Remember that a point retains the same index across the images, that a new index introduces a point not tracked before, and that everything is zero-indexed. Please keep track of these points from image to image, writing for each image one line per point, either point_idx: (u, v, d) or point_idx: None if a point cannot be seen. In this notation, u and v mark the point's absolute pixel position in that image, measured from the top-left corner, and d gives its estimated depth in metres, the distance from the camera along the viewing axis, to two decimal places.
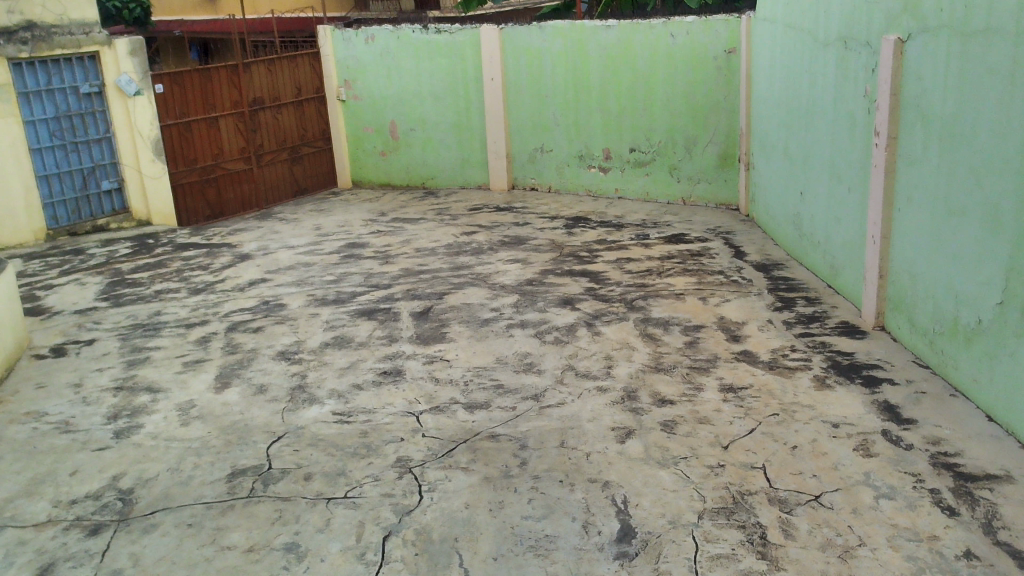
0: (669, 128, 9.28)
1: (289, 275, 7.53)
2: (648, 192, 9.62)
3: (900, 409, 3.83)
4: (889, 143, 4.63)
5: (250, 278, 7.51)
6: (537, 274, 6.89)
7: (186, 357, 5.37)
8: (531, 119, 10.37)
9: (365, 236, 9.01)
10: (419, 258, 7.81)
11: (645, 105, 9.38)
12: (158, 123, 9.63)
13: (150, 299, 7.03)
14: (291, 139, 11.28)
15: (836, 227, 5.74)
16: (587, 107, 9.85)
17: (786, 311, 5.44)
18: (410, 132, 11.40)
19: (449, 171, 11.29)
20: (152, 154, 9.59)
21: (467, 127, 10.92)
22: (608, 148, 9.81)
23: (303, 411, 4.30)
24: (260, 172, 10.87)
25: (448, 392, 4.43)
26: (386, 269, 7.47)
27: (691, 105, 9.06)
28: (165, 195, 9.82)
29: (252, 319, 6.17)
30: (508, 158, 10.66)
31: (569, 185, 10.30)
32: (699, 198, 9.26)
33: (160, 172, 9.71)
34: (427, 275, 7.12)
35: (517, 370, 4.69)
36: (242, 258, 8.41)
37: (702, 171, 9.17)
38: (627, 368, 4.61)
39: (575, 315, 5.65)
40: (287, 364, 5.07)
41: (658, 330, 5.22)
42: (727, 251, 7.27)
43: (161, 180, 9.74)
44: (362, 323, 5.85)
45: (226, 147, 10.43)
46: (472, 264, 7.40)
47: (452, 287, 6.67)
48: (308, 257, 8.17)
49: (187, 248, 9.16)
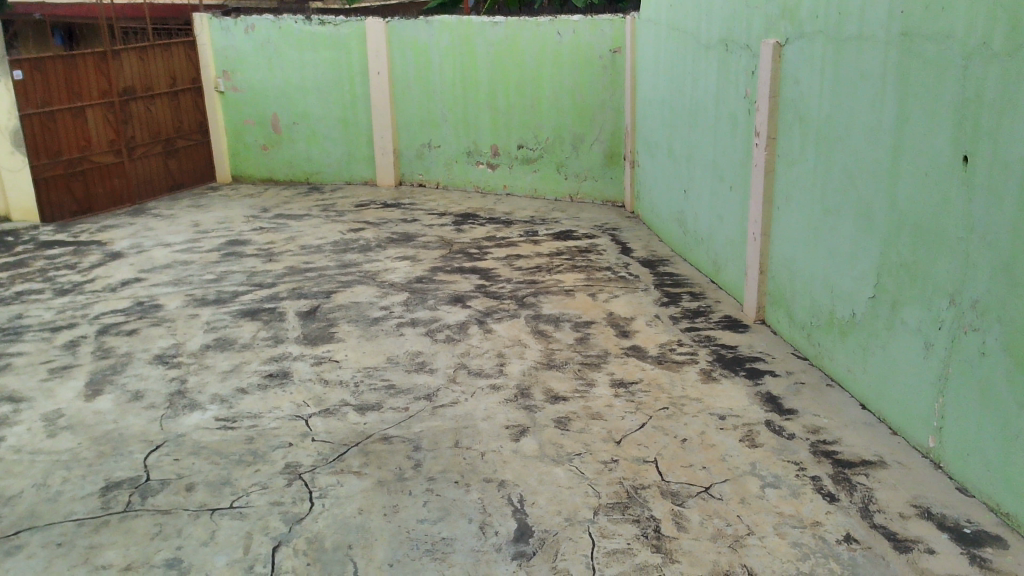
0: (556, 126, 9.37)
1: (165, 274, 7.17)
2: (536, 189, 9.68)
3: (782, 400, 3.98)
4: (769, 144, 4.81)
5: (122, 278, 7.11)
6: (427, 271, 6.82)
7: (52, 363, 5.03)
8: (419, 114, 10.27)
9: (247, 232, 8.70)
10: (304, 255, 7.59)
11: (532, 102, 9.44)
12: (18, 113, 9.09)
13: (9, 302, 6.55)
14: (165, 132, 10.82)
15: (718, 224, 5.93)
16: (475, 103, 9.82)
17: (671, 306, 5.57)
18: (293, 126, 11.09)
19: (335, 166, 11.05)
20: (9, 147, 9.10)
21: (353, 121, 10.71)
22: (497, 144, 9.81)
23: (182, 418, 4.09)
24: (132, 165, 10.42)
25: (338, 394, 4.31)
26: (270, 267, 7.23)
27: (578, 104, 9.17)
28: (25, 191, 9.35)
29: (125, 321, 5.84)
30: (396, 153, 10.52)
31: (457, 181, 10.25)
32: (586, 195, 9.38)
33: (19, 166, 9.21)
34: (314, 273, 6.92)
35: (408, 370, 4.61)
36: (113, 256, 7.97)
37: (589, 168, 9.29)
38: (520, 365, 4.61)
39: (466, 313, 5.62)
40: (165, 368, 4.82)
41: (549, 327, 5.25)
42: (613, 247, 7.41)
43: (21, 175, 9.26)
44: (246, 324, 5.63)
45: (94, 138, 9.91)
46: (360, 262, 7.25)
47: (340, 285, 6.52)
48: (185, 255, 7.81)
49: (51, 246, 8.60)
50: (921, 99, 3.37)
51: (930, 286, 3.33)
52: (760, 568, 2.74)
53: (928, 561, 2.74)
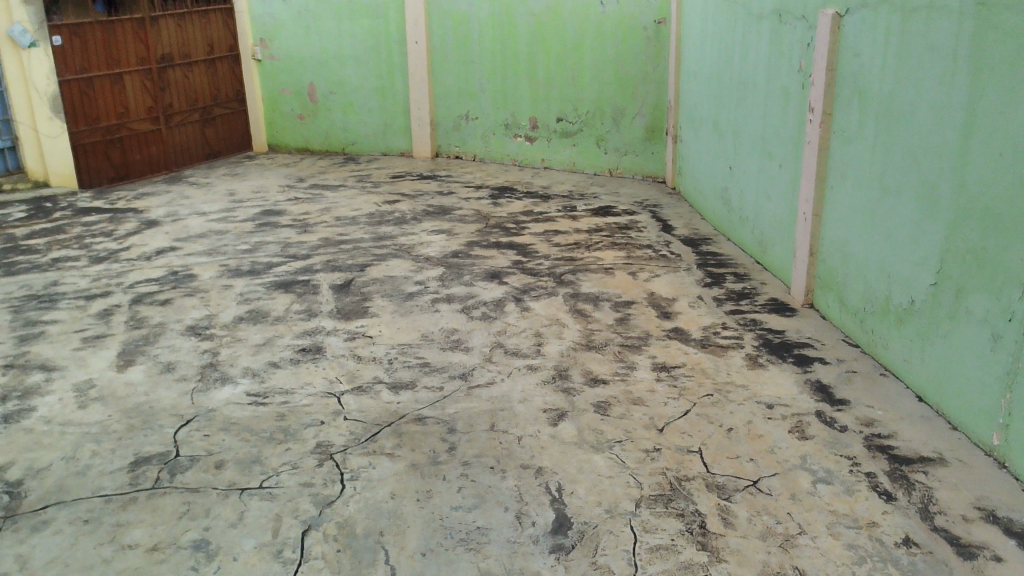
0: (597, 99, 9.13)
1: (200, 243, 7.12)
2: (575, 163, 9.48)
3: (833, 389, 3.80)
4: (824, 119, 4.57)
5: (157, 247, 7.07)
6: (463, 246, 6.69)
7: (86, 332, 4.99)
8: (456, 85, 10.09)
9: (282, 203, 8.62)
10: (339, 227, 7.50)
11: (573, 74, 9.20)
12: (57, 78, 9.11)
13: (46, 269, 6.55)
14: (202, 99, 10.79)
15: (766, 203, 5.71)
16: (514, 74, 9.62)
17: (715, 287, 5.38)
18: (330, 95, 10.98)
19: (371, 137, 10.93)
20: (48, 112, 9.17)
21: (390, 91, 10.57)
22: (535, 117, 9.61)
23: (214, 392, 4.01)
24: (169, 133, 10.42)
25: (372, 371, 4.21)
26: (305, 238, 7.14)
27: (620, 76, 8.92)
28: (63, 157, 9.40)
29: (159, 291, 5.79)
30: (433, 124, 10.37)
31: (494, 154, 10.08)
32: (626, 170, 9.16)
33: (57, 131, 9.26)
34: (349, 246, 6.83)
35: (443, 348, 4.49)
36: (149, 225, 7.94)
37: (630, 143, 9.05)
38: (558, 346, 4.46)
39: (502, 290, 5.48)
40: (199, 340, 4.75)
41: (588, 306, 5.10)
42: (654, 225, 7.21)
43: (59, 141, 9.31)
44: (280, 296, 5.55)
45: (132, 105, 9.92)
46: (395, 235, 7.14)
47: (374, 258, 6.41)
48: (220, 225, 7.76)
49: (88, 213, 8.61)
50: (997, 74, 3.14)
51: (1001, 276, 3.12)
52: (813, 571, 2.59)
53: (994, 569, 2.57)
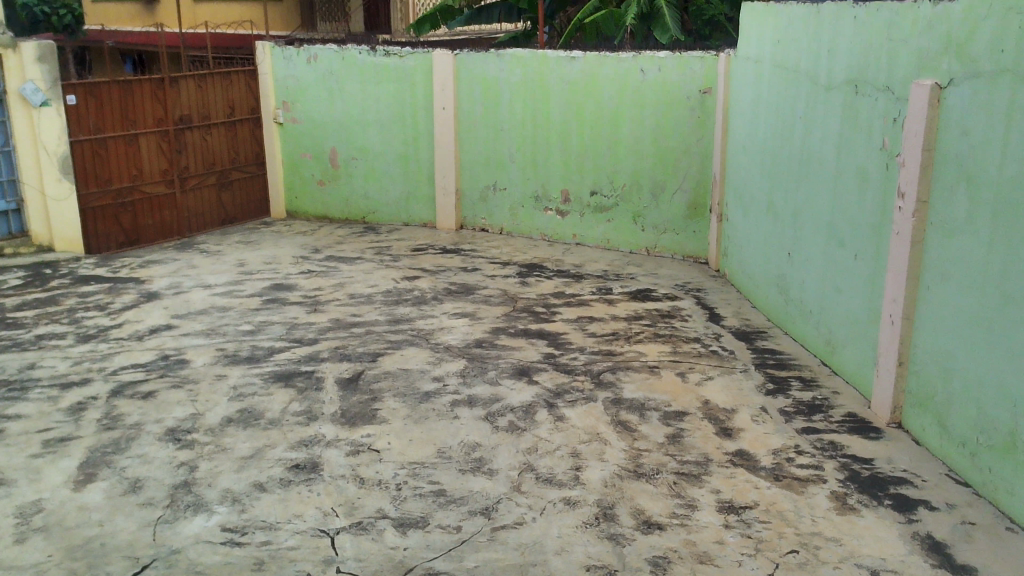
0: (634, 172, 8.52)
1: (199, 321, 6.50)
2: (609, 240, 8.83)
3: (950, 550, 3.04)
4: (918, 208, 3.89)
5: (152, 324, 6.46)
6: (488, 334, 6.01)
7: (50, 431, 4.32)
8: (484, 153, 9.54)
9: (293, 276, 8.02)
10: (351, 307, 6.87)
11: (609, 146, 8.62)
12: (69, 138, 8.73)
13: (26, 348, 5.94)
14: (220, 162, 10.33)
15: (835, 298, 4.99)
16: (545, 145, 9.06)
17: (780, 396, 4.64)
18: (352, 162, 10.49)
19: (393, 206, 10.39)
20: (57, 172, 8.74)
21: (414, 159, 10.06)
22: (567, 189, 9.01)
23: (181, 524, 3.29)
24: (184, 196, 9.94)
25: (375, 501, 3.47)
26: (314, 319, 6.50)
27: (659, 149, 8.31)
28: (70, 221, 8.91)
29: (144, 380, 5.15)
30: (458, 195, 9.80)
31: (523, 227, 9.47)
32: (664, 249, 8.49)
33: (66, 193, 8.81)
34: (362, 329, 6.18)
35: (463, 470, 3.76)
36: (148, 297, 7.36)
37: (669, 220, 8.40)
38: (600, 471, 3.73)
39: (532, 392, 4.76)
40: (177, 448, 4.06)
41: (633, 417, 4.36)
42: (700, 313, 6.50)
43: (66, 203, 8.84)
44: (278, 392, 4.87)
45: (146, 167, 9.48)
46: (413, 317, 6.48)
47: (388, 346, 5.74)
48: (224, 300, 7.16)
49: (87, 282, 8.07)
50: None
51: None
52: None
53: None
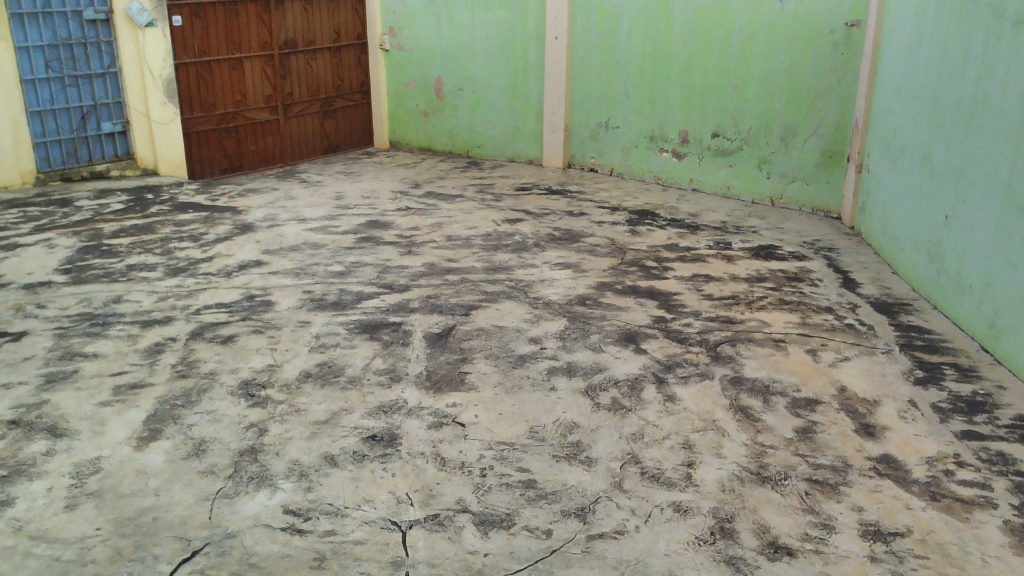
0: (763, 113, 7.69)
1: (289, 259, 6.22)
2: (729, 186, 8.08)
3: None
4: None
5: (242, 260, 6.21)
6: (592, 290, 5.49)
7: (123, 375, 4.08)
8: (597, 88, 8.86)
9: (390, 213, 7.66)
10: (448, 250, 6.45)
11: (736, 83, 7.79)
12: (173, 61, 8.87)
13: (116, 279, 5.78)
14: (324, 89, 10.33)
15: (1006, 274, 4.21)
16: (665, 80, 8.30)
17: (932, 387, 3.96)
18: (458, 92, 10.15)
19: (498, 141, 9.97)
20: (162, 96, 8.90)
21: (523, 91, 9.55)
22: (686, 130, 8.26)
23: (242, 501, 2.96)
24: (287, 124, 10.01)
25: (456, 488, 3.06)
26: (407, 263, 6.11)
27: (793, 88, 7.43)
28: (173, 145, 9.12)
29: (226, 323, 4.87)
30: (567, 132, 9.20)
31: (635, 169, 8.80)
32: (791, 200, 7.67)
33: (170, 118, 9.00)
34: (457, 277, 5.75)
35: (557, 457, 3.30)
36: (242, 230, 7.14)
37: (799, 167, 7.56)
38: (716, 471, 3.20)
39: (640, 364, 4.23)
40: (249, 406, 3.74)
41: (756, 403, 3.78)
42: (832, 277, 5.78)
43: (170, 127, 9.04)
44: (362, 345, 4.50)
45: (250, 93, 9.57)
46: (512, 266, 6.01)
47: (483, 299, 5.29)
48: (318, 237, 6.85)
49: (185, 211, 7.93)
50: None
51: None
52: None
53: None
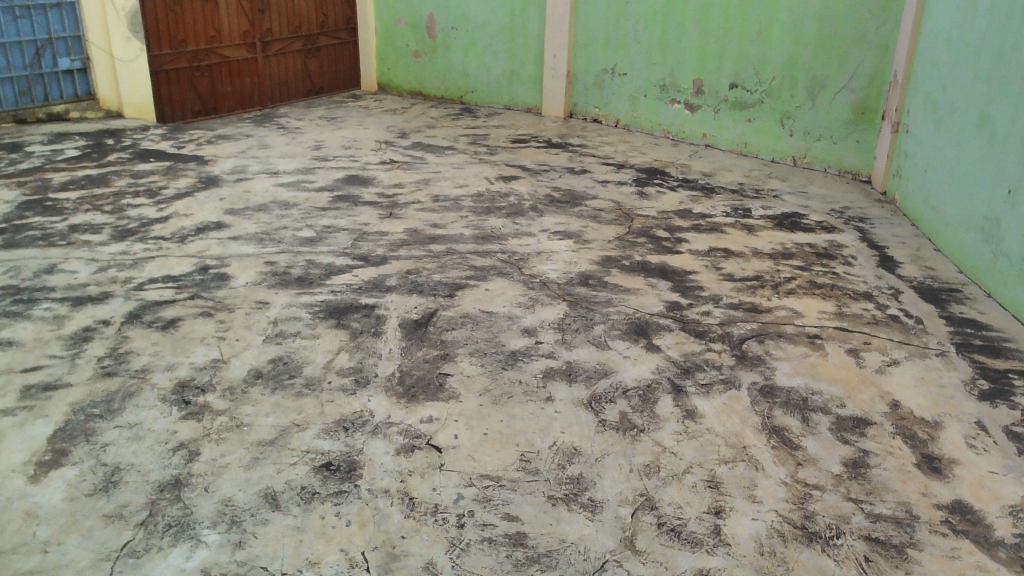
0: (788, 62, 6.91)
1: (254, 221, 5.52)
2: (746, 143, 7.35)
3: None
4: None
5: (201, 221, 5.50)
6: (595, 266, 4.81)
7: (36, 372, 3.42)
8: (604, 30, 8.04)
9: (373, 166, 6.94)
10: (434, 213, 5.75)
11: (759, 29, 7.00)
12: None
13: (54, 242, 5.09)
14: (307, 26, 9.73)
15: None
16: (679, 24, 7.49)
17: (1002, 404, 3.31)
18: (451, 32, 9.41)
19: (494, 86, 9.21)
20: (126, 31, 8.20)
21: (522, 33, 8.75)
22: (700, 79, 7.49)
23: (151, 563, 2.34)
24: (266, 62, 9.43)
25: (425, 545, 2.44)
26: (387, 229, 5.41)
27: (823, 35, 6.63)
28: (138, 86, 8.52)
29: (170, 302, 4.19)
30: (570, 78, 8.42)
31: (642, 121, 8.05)
32: (816, 160, 6.94)
33: (136, 55, 8.31)
34: (442, 248, 5.06)
35: (553, 498, 2.67)
36: (207, 184, 6.42)
37: (826, 124, 6.81)
38: (752, 523, 2.57)
39: (652, 367, 3.57)
40: (181, 418, 3.08)
41: (793, 424, 3.15)
42: (867, 255, 5.10)
43: (136, 65, 8.36)
44: (326, 334, 3.83)
45: (225, 29, 8.91)
46: (505, 234, 5.33)
47: (470, 275, 4.62)
48: (289, 195, 6.13)
49: (146, 160, 7.19)
50: None
51: None
52: None
53: None
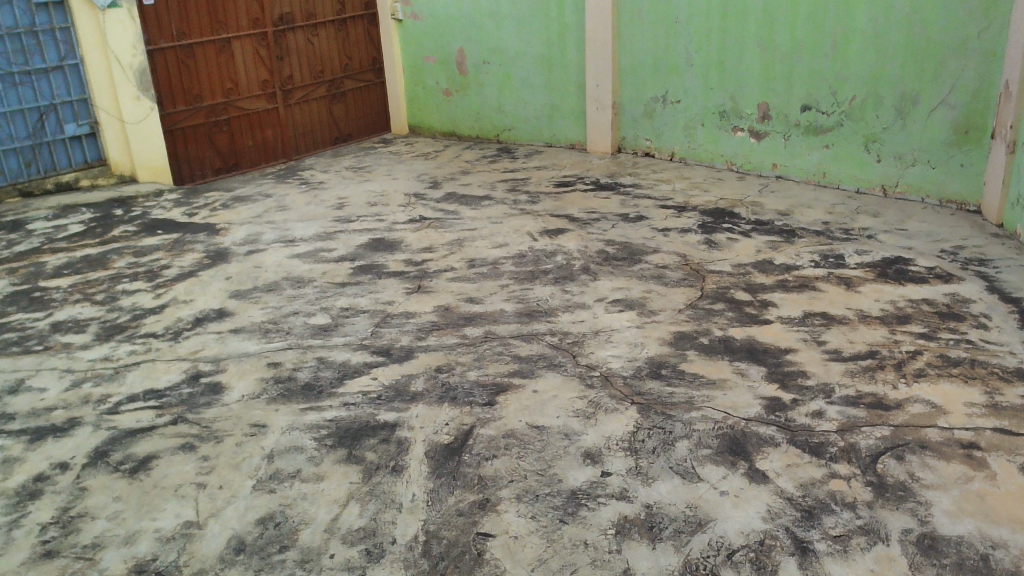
0: (871, 78, 5.96)
1: (262, 306, 4.76)
2: (824, 172, 6.40)
3: None
4: None
5: (201, 310, 4.77)
6: (667, 347, 3.92)
7: None
8: (651, 54, 7.18)
9: (400, 226, 6.17)
10: (469, 283, 4.94)
11: (833, 41, 6.06)
12: (144, 48, 7.53)
13: (30, 347, 4.38)
14: (330, 71, 9.04)
15: None
16: (739, 41, 6.60)
17: None
18: (482, 66, 8.64)
19: (534, 122, 8.40)
20: (134, 89, 7.59)
21: (560, 62, 7.94)
22: (766, 102, 6.59)
23: None
24: (288, 112, 8.77)
25: None
26: (414, 308, 4.59)
27: (913, 43, 5.68)
28: (154, 145, 7.86)
29: (147, 430, 3.42)
30: (616, 109, 7.57)
31: (701, 152, 7.16)
32: (910, 188, 5.97)
33: (146, 114, 7.70)
34: (479, 332, 4.22)
35: None
36: (214, 259, 5.70)
37: (920, 146, 5.84)
38: None
39: (762, 510, 2.67)
40: None
41: None
42: (1003, 313, 4.13)
43: (148, 125, 7.75)
44: (333, 474, 3.01)
45: (242, 79, 8.33)
46: (554, 308, 4.47)
47: (514, 370, 3.76)
48: (304, 269, 5.38)
49: (153, 232, 6.53)
50: None
51: None
52: None
53: None
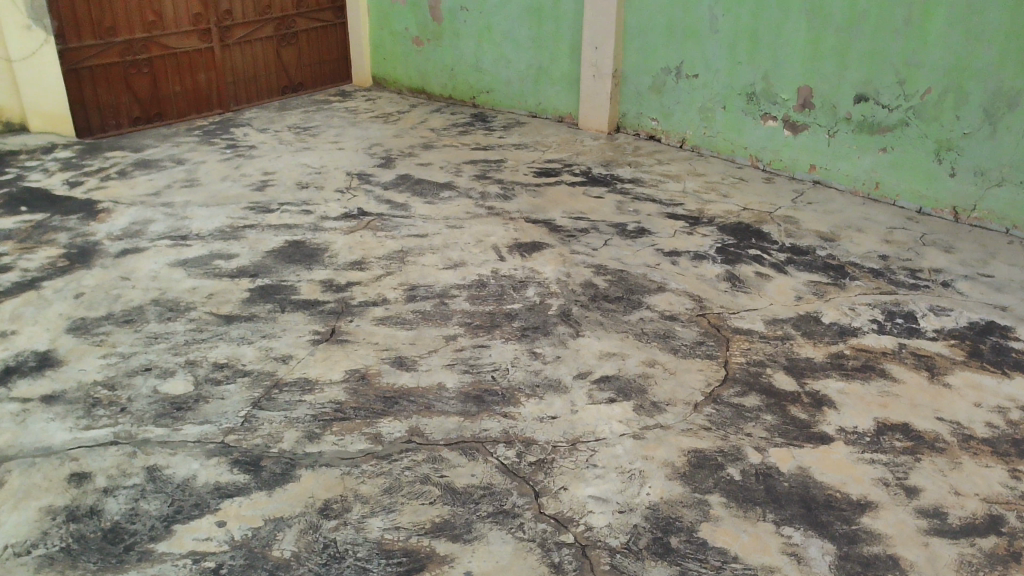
0: (954, 67, 4.55)
1: (104, 351, 3.37)
2: (876, 181, 5.02)
3: None
4: None
5: (17, 354, 3.36)
6: (677, 483, 2.59)
7: None
8: (665, 14, 5.70)
9: (331, 223, 4.74)
10: (402, 329, 3.56)
11: (908, 15, 4.63)
12: None
13: None
14: (278, 6, 7.49)
15: None
16: (780, 6, 5.14)
17: None
18: (459, 13, 7.10)
19: (517, 85, 6.92)
20: (23, 15, 5.92)
21: (553, 14, 6.43)
22: (808, 87, 5.17)
23: None
24: (225, 54, 7.22)
25: None
26: (317, 371, 3.22)
27: (1019, 26, 4.27)
28: (51, 87, 6.20)
29: None
30: (617, 79, 6.11)
31: (719, 142, 5.74)
32: (990, 214, 4.62)
33: (40, 49, 6.05)
34: (399, 429, 2.85)
35: None
36: (72, 261, 4.27)
37: (1011, 162, 4.47)
38: None
39: None
40: None
41: None
42: None
43: (43, 63, 6.09)
44: None
45: (167, 10, 6.74)
46: (516, 387, 3.11)
47: (441, 520, 2.42)
48: (187, 286, 3.97)
49: (13, 209, 5.07)
50: None
51: None
52: None
53: None
